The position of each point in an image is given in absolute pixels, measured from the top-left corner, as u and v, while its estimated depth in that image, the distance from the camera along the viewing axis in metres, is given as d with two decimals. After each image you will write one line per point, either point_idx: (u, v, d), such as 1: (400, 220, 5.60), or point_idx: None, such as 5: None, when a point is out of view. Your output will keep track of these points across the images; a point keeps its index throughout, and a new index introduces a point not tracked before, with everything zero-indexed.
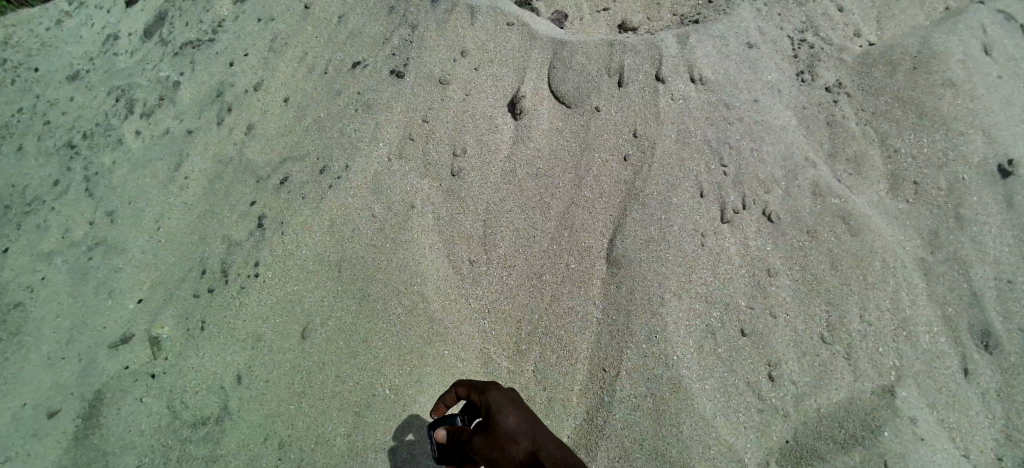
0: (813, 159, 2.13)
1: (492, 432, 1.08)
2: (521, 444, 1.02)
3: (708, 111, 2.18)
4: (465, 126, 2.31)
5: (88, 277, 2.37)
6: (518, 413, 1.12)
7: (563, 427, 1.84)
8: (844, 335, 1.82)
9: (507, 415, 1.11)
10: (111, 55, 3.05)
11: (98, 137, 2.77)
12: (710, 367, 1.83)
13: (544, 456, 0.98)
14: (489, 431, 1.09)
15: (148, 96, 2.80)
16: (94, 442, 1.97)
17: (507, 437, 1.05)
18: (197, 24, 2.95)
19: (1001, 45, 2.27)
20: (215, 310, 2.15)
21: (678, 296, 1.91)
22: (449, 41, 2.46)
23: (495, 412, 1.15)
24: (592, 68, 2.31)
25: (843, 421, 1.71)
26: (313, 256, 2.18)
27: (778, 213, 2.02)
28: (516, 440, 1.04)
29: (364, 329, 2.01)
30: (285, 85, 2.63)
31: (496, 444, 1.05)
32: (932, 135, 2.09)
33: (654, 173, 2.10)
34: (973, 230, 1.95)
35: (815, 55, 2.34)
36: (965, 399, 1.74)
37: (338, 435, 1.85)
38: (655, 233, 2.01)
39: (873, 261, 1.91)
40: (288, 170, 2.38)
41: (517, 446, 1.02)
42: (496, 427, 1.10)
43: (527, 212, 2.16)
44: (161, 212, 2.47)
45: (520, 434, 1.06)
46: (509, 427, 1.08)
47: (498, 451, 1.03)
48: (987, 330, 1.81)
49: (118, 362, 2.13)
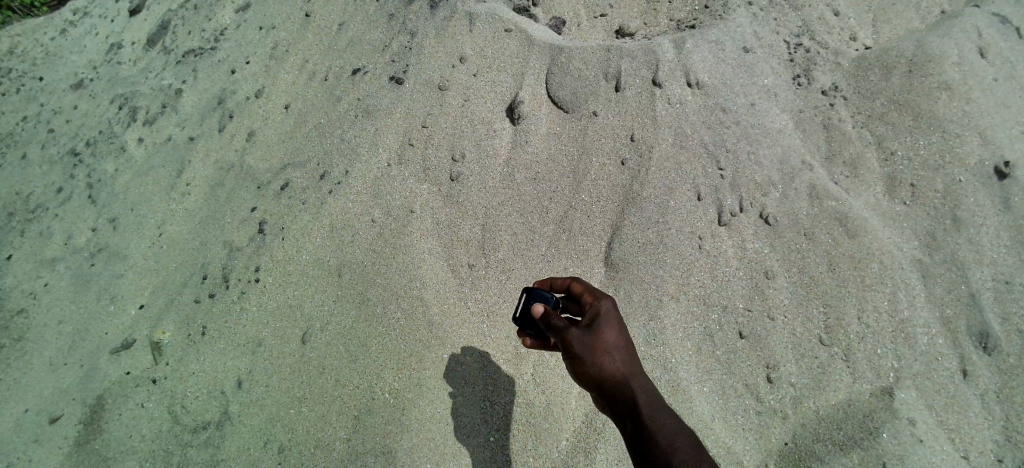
0: (810, 162, 2.14)
1: (592, 337, 1.24)
2: (615, 361, 1.20)
3: (705, 115, 2.20)
4: (464, 131, 2.33)
5: (91, 284, 2.39)
6: (617, 331, 1.28)
7: (561, 431, 1.83)
8: (842, 337, 1.83)
9: (608, 330, 1.27)
10: (115, 64, 3.08)
11: (102, 145, 2.79)
12: (708, 370, 1.86)
13: (634, 381, 1.17)
14: (589, 333, 1.25)
15: (151, 104, 2.83)
16: (96, 448, 1.98)
17: (604, 348, 1.22)
18: (199, 33, 2.99)
19: (997, 48, 2.28)
20: (216, 316, 2.16)
21: (675, 299, 1.96)
22: (448, 48, 2.49)
23: (599, 321, 1.30)
24: (589, 73, 2.33)
25: (841, 423, 1.71)
26: (313, 260, 2.19)
27: (775, 216, 2.03)
28: (611, 354, 1.22)
29: (363, 333, 2.02)
30: (285, 92, 2.66)
31: (595, 350, 1.22)
32: (929, 138, 2.10)
33: (651, 176, 2.12)
34: (970, 232, 1.95)
35: (811, 59, 2.36)
36: (964, 401, 1.74)
37: (337, 439, 1.86)
38: (652, 237, 2.04)
39: (870, 263, 1.91)
40: (289, 176, 2.40)
41: (611, 360, 1.20)
42: (597, 336, 1.26)
43: (526, 216, 2.17)
44: (163, 219, 2.49)
45: (616, 349, 1.23)
46: (609, 341, 1.24)
47: (593, 357, 1.21)
48: (985, 331, 1.81)
49: (119, 368, 2.14)
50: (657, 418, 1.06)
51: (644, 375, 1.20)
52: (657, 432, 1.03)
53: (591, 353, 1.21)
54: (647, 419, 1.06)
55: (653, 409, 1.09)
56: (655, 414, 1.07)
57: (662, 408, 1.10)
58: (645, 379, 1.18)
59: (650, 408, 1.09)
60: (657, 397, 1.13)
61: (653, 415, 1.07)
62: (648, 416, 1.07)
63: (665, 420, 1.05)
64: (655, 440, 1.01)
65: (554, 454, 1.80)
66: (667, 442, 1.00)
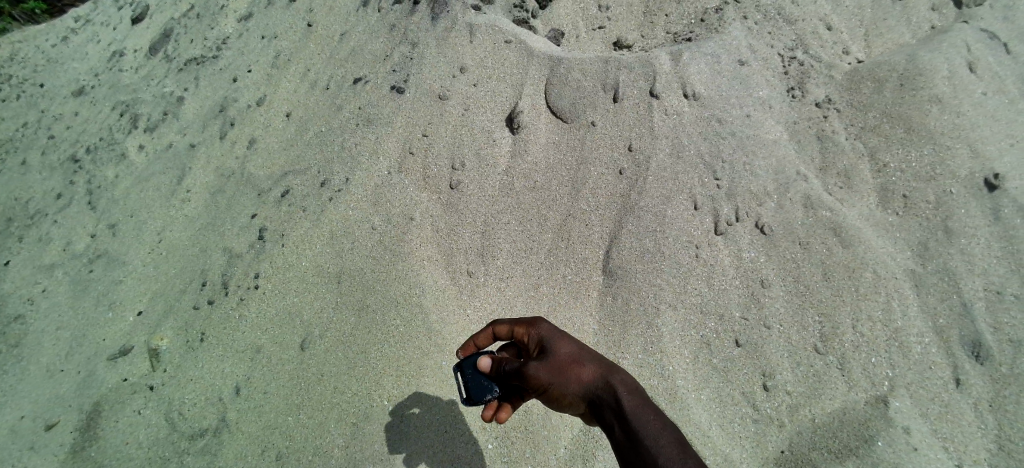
0: (805, 172, 2.18)
1: (554, 359, 1.23)
2: (586, 371, 1.19)
3: (701, 126, 2.24)
4: (464, 140, 2.36)
5: (89, 289, 2.38)
6: (572, 346, 1.27)
7: (559, 438, 1.85)
8: (837, 345, 1.85)
9: (564, 349, 1.26)
10: (117, 72, 3.10)
11: (103, 151, 2.80)
12: (705, 378, 1.88)
13: (612, 381, 1.14)
14: (548, 359, 1.23)
15: (152, 111, 2.85)
16: (90, 455, 1.96)
17: (571, 365, 1.21)
18: (201, 41, 3.01)
19: (985, 62, 2.34)
20: (215, 322, 2.17)
21: (672, 307, 1.98)
22: (448, 58, 2.52)
23: (549, 346, 1.28)
24: (588, 84, 2.37)
25: (837, 432, 1.73)
26: (313, 267, 2.20)
27: (770, 225, 2.05)
28: (580, 366, 1.20)
29: (362, 340, 2.03)
30: (286, 100, 2.68)
31: (563, 370, 1.20)
32: (920, 149, 2.14)
33: (648, 185, 2.15)
34: (961, 242, 1.98)
35: (805, 72, 2.40)
36: (957, 409, 1.75)
37: (335, 446, 1.86)
38: (650, 245, 2.07)
39: (864, 273, 1.94)
40: (289, 183, 2.42)
41: (583, 371, 1.19)
42: (555, 360, 1.23)
43: (525, 224, 2.20)
44: (163, 225, 2.50)
45: (582, 359, 1.22)
46: (572, 354, 1.24)
47: (562, 379, 1.18)
48: (978, 340, 1.83)
49: (116, 374, 2.13)
50: (641, 415, 1.02)
51: (622, 373, 1.18)
52: (642, 426, 0.99)
53: (559, 375, 1.19)
54: (629, 416, 1.03)
55: (633, 405, 1.06)
56: (635, 409, 1.04)
57: (644, 402, 1.07)
58: (623, 376, 1.15)
59: (631, 406, 1.05)
60: (637, 392, 1.10)
61: (635, 411, 1.04)
62: (632, 416, 1.03)
63: (649, 415, 1.02)
64: (642, 436, 0.98)
65: (552, 461, 1.82)
66: (654, 437, 0.96)
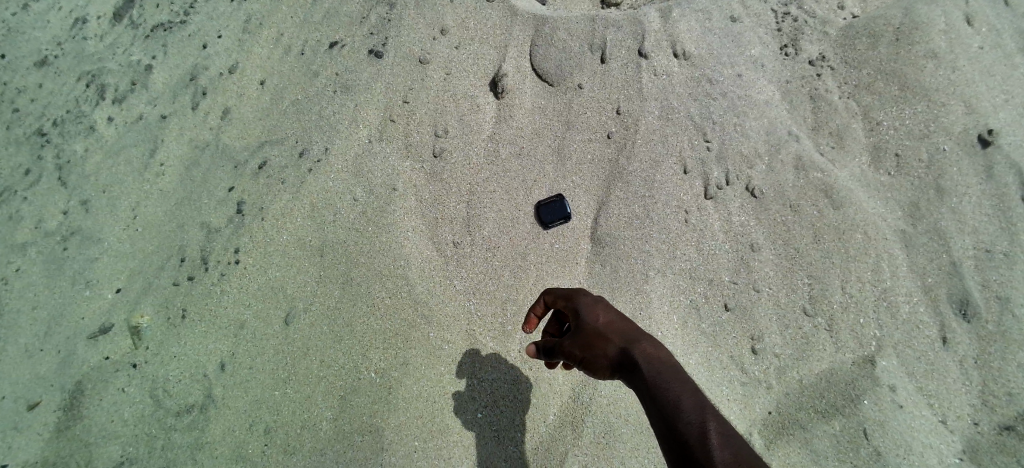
0: (796, 133, 2.12)
1: (586, 333, 1.19)
2: (610, 346, 1.13)
3: (692, 87, 2.17)
4: (446, 106, 2.28)
5: (62, 268, 2.22)
6: (609, 314, 1.23)
7: (548, 405, 1.88)
8: (826, 307, 1.84)
9: (597, 314, 1.22)
10: (80, 40, 2.74)
11: (68, 124, 2.55)
12: (693, 342, 1.87)
13: (632, 356, 1.07)
14: (581, 332, 1.21)
15: (120, 82, 2.62)
16: (76, 435, 1.90)
17: (597, 335, 1.17)
18: (168, 6, 2.78)
19: (984, 15, 2.26)
20: (196, 298, 2.10)
21: (662, 273, 1.96)
22: (429, 19, 2.40)
23: (586, 319, 1.24)
24: (574, 44, 2.27)
25: (824, 392, 1.75)
26: (295, 241, 2.15)
27: (761, 188, 2.02)
28: (606, 341, 1.14)
29: (349, 312, 2.00)
30: (260, 67, 2.56)
31: (590, 347, 1.16)
32: (913, 107, 2.09)
33: (637, 150, 2.10)
34: (953, 200, 1.96)
35: (799, 28, 2.30)
36: (943, 367, 1.77)
37: (324, 419, 1.86)
38: (639, 211, 2.04)
39: (855, 235, 1.92)
40: (266, 154, 2.33)
41: (607, 347, 1.13)
42: (589, 332, 1.20)
43: (511, 193, 2.14)
44: (137, 199, 2.36)
45: (609, 331, 1.17)
46: (600, 329, 1.18)
47: (591, 354, 1.15)
48: (967, 299, 1.83)
49: (98, 353, 2.04)
50: (662, 386, 0.97)
51: (646, 340, 1.11)
52: (663, 403, 0.94)
53: (589, 352, 1.16)
54: (650, 389, 0.98)
55: (655, 375, 1.00)
56: (656, 377, 0.99)
57: (666, 369, 1.01)
58: (646, 345, 1.08)
59: (652, 375, 1.00)
60: (661, 360, 1.03)
61: (656, 384, 0.98)
62: (653, 389, 0.98)
63: (670, 385, 0.96)
64: (664, 410, 0.93)
65: (541, 428, 1.85)
66: (675, 409, 0.92)
